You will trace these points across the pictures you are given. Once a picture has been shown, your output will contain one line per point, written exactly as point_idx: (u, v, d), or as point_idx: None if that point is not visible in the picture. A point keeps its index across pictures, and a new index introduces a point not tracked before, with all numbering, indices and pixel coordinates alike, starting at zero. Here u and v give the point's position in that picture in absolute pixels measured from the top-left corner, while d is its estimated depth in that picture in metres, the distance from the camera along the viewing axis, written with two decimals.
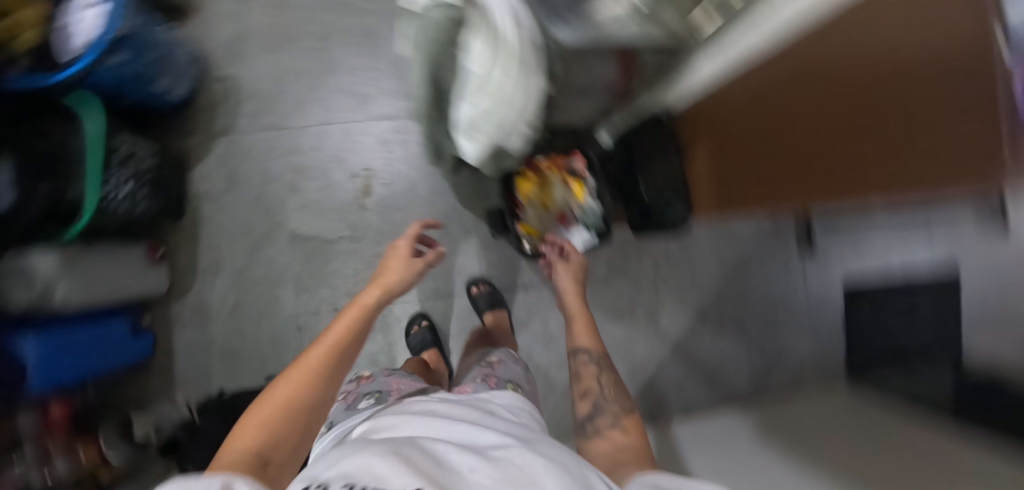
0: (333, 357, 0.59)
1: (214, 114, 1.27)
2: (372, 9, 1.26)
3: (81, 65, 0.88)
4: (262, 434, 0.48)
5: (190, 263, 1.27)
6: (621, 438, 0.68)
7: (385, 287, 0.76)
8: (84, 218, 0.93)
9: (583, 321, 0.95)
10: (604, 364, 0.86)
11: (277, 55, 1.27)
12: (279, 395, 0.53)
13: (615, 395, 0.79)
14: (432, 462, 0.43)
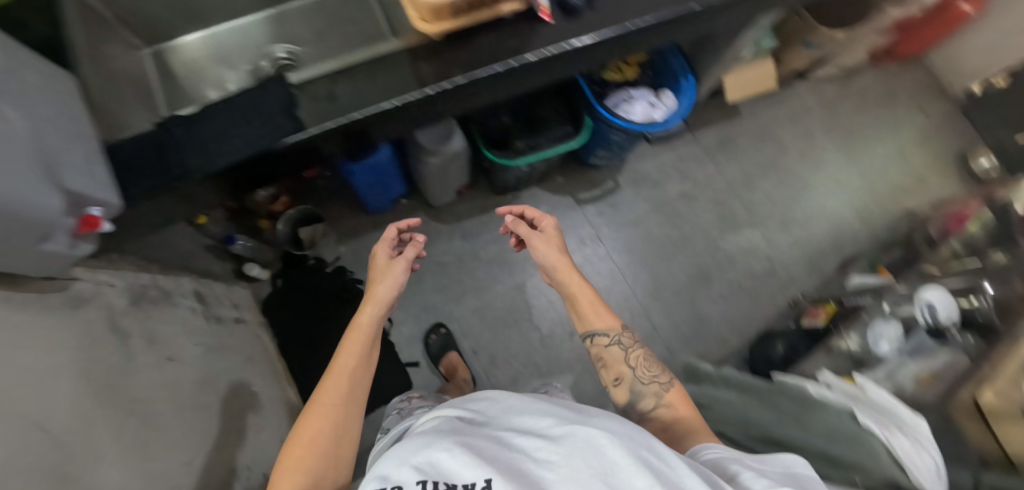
0: (344, 407, 0.59)
1: (588, 183, 1.45)
2: (725, 273, 1.45)
3: (617, 122, 1.13)
4: (302, 476, 0.52)
5: (462, 215, 1.39)
6: (671, 405, 0.71)
7: (377, 302, 0.73)
8: (502, 155, 1.13)
9: (595, 306, 0.83)
10: (629, 341, 0.80)
11: (655, 210, 1.47)
12: (307, 439, 0.55)
13: (672, 421, 0.75)
14: (481, 447, 0.40)
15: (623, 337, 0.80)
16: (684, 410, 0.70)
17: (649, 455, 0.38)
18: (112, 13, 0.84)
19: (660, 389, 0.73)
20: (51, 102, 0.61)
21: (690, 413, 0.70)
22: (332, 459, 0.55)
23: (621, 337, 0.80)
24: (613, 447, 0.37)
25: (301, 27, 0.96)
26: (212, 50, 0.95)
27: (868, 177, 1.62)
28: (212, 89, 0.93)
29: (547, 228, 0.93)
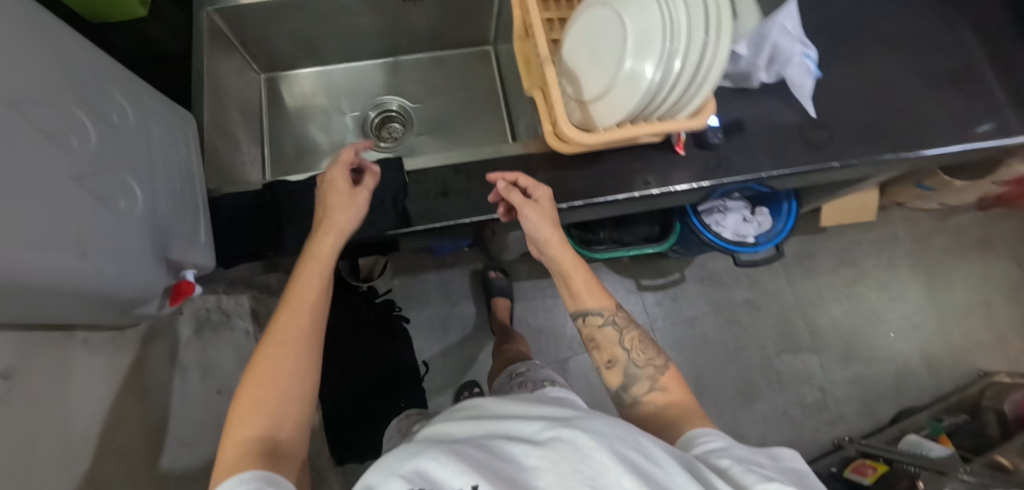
0: (304, 351, 0.49)
1: (651, 270, 1.41)
2: (773, 395, 1.37)
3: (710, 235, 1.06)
4: (262, 416, 0.44)
5: (518, 276, 1.36)
6: (666, 389, 0.59)
7: (332, 235, 0.58)
8: (584, 245, 1.09)
9: (588, 278, 0.65)
10: (624, 319, 0.64)
11: (713, 313, 1.41)
12: (264, 370, 0.46)
13: (642, 351, 0.63)
14: (469, 451, 0.33)
15: (619, 317, 0.64)
16: (684, 396, 0.58)
17: (634, 447, 0.33)
18: (239, 38, 0.81)
19: (656, 371, 0.61)
20: (170, 164, 0.57)
21: (685, 396, 0.58)
22: (293, 380, 0.47)
23: (616, 316, 0.64)
24: (601, 448, 0.32)
25: (418, 83, 0.94)
26: (324, 88, 0.93)
27: (946, 327, 1.50)
28: (318, 131, 0.91)
29: (543, 200, 0.65)
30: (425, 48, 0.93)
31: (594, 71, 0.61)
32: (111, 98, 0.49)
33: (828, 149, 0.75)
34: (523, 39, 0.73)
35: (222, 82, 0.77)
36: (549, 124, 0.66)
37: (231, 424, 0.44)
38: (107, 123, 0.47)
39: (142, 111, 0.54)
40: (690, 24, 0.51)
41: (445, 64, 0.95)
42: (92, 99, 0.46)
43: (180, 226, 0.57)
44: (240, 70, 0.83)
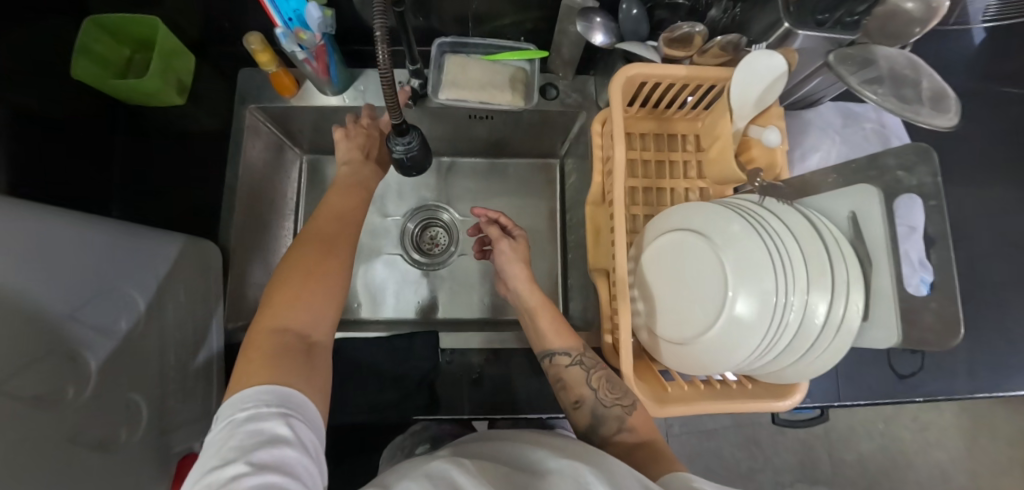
0: (339, 276, 0.44)
1: None
2: None
3: None
4: (294, 312, 0.40)
5: None
6: (636, 430, 0.46)
7: (354, 186, 0.56)
8: None
9: (555, 315, 0.56)
10: (594, 359, 0.52)
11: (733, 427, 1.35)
12: (301, 279, 0.42)
13: (614, 388, 0.49)
14: (476, 465, 0.33)
15: (587, 355, 0.53)
16: (656, 436, 0.46)
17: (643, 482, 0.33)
18: (283, 127, 0.73)
19: (625, 412, 0.47)
20: (188, 338, 0.49)
21: (654, 437, 0.46)
22: (325, 295, 0.43)
23: (586, 354, 0.52)
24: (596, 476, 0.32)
25: (472, 189, 0.86)
26: None
27: (980, 483, 1.40)
28: None
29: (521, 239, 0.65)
30: (485, 153, 0.86)
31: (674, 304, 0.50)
32: (120, 295, 0.41)
33: (919, 383, 0.58)
34: (598, 202, 0.64)
35: (257, 185, 0.69)
36: (609, 332, 0.57)
37: (263, 313, 0.40)
38: (113, 341, 0.39)
39: (159, 287, 0.46)
40: (807, 280, 0.44)
41: (505, 173, 0.87)
42: (95, 316, 0.38)
43: (192, 414, 0.49)
44: (278, 161, 0.75)
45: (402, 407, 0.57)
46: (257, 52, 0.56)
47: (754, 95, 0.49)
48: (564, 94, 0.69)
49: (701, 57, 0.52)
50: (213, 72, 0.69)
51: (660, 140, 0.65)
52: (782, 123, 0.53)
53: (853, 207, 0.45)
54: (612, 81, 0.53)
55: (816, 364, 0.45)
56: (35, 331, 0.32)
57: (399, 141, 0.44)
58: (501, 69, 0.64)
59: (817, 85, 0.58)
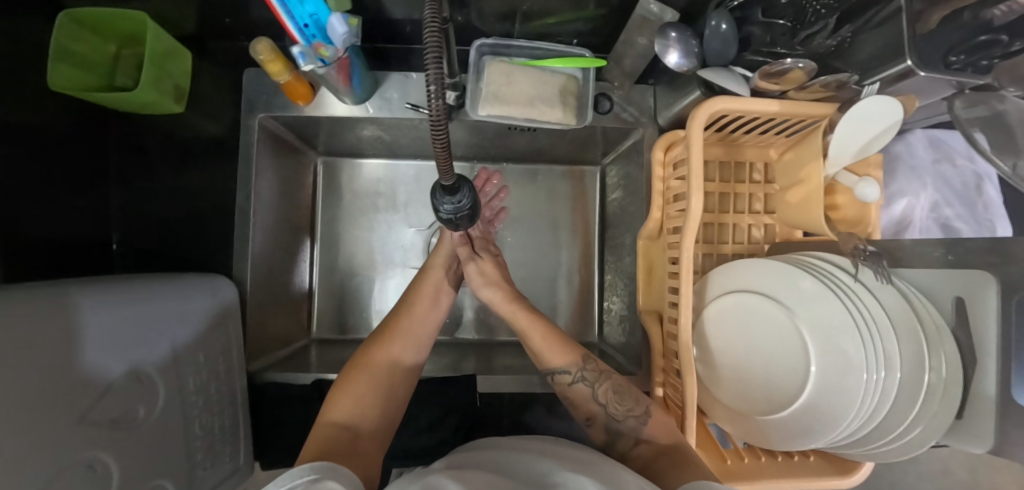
0: (395, 374, 0.46)
1: None
2: None
3: None
4: (354, 402, 0.41)
5: None
6: (656, 439, 0.42)
7: (437, 287, 0.58)
8: None
9: (548, 332, 0.52)
10: (597, 371, 0.49)
11: None
12: (364, 368, 0.44)
13: (616, 397, 0.46)
14: (472, 477, 0.30)
15: (589, 370, 0.49)
16: (679, 440, 0.41)
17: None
18: (297, 134, 0.65)
19: (640, 422, 0.44)
20: (214, 398, 0.45)
21: (677, 440, 0.41)
22: (384, 395, 0.44)
23: (584, 369, 0.49)
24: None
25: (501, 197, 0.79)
26: (392, 183, 0.77)
27: None
28: (371, 241, 0.76)
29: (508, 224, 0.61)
30: (517, 158, 0.78)
31: (739, 374, 0.48)
32: (136, 375, 0.36)
33: None
34: (652, 237, 0.59)
35: (272, 201, 0.62)
36: (662, 384, 0.55)
37: (328, 403, 0.41)
38: (134, 432, 0.35)
39: (177, 354, 0.41)
40: (900, 352, 0.41)
41: (535, 179, 0.80)
42: (111, 409, 0.34)
43: (221, 475, 0.46)
44: (292, 169, 0.68)
45: (440, 452, 0.55)
46: (267, 62, 0.48)
47: (857, 144, 0.44)
48: (619, 106, 0.60)
49: (799, 92, 0.46)
50: (216, 69, 0.60)
51: (725, 168, 0.58)
52: (880, 173, 0.48)
53: (960, 294, 0.40)
54: (691, 115, 0.46)
55: (890, 453, 0.44)
56: (46, 455, 0.28)
57: (448, 200, 0.40)
58: (551, 79, 0.55)
59: (914, 115, 0.51)
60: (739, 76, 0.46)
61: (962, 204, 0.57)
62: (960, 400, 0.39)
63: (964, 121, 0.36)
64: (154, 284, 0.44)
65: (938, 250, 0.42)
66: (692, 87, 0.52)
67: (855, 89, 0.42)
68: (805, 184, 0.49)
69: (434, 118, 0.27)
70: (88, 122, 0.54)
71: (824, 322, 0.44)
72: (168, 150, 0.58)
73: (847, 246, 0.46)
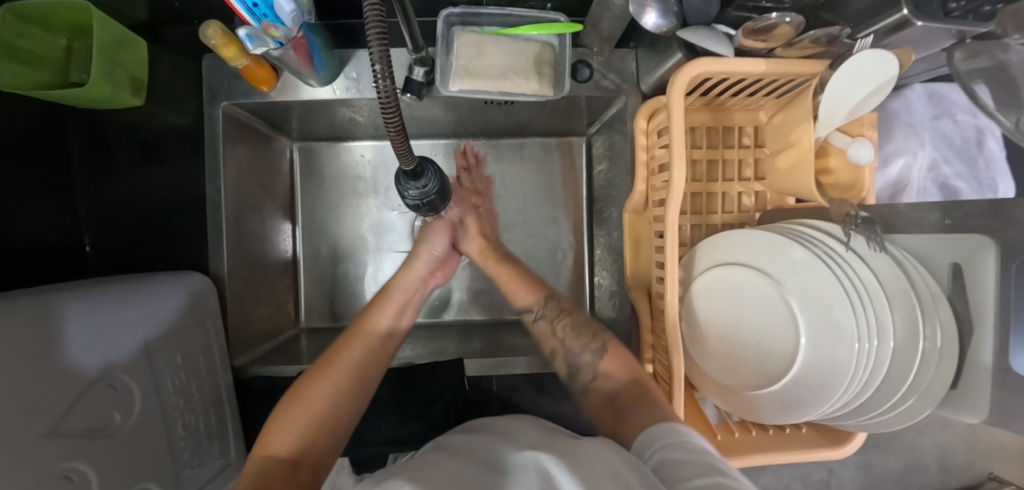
0: (347, 390, 0.45)
1: None
2: None
3: None
4: (292, 433, 0.40)
5: None
6: (612, 374, 0.46)
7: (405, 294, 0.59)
8: None
9: (519, 273, 0.60)
10: (556, 309, 0.55)
11: None
12: (305, 397, 0.43)
13: (576, 329, 0.52)
14: (432, 475, 0.27)
15: (549, 307, 0.56)
16: (636, 374, 0.44)
17: (637, 477, 0.26)
18: (269, 121, 0.63)
19: (595, 357, 0.48)
20: (194, 398, 0.49)
21: (635, 375, 0.44)
22: (328, 422, 0.42)
23: (546, 306, 0.55)
24: (572, 478, 0.25)
25: (486, 176, 0.77)
26: (373, 168, 0.74)
27: None
28: (354, 227, 0.74)
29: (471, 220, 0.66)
30: (500, 133, 0.75)
31: (728, 348, 0.47)
32: (109, 382, 0.39)
33: None
34: (638, 211, 0.56)
35: (246, 196, 0.61)
36: (650, 360, 0.54)
37: (270, 433, 0.40)
38: (109, 437, 0.37)
39: (151, 358, 0.44)
40: (892, 319, 0.40)
41: (521, 153, 0.77)
42: (84, 418, 0.36)
43: (213, 470, 0.51)
44: (265, 158, 0.66)
45: (429, 437, 0.58)
46: (220, 47, 0.45)
47: (850, 103, 0.41)
48: (599, 74, 0.57)
49: (786, 49, 0.43)
50: (176, 56, 0.57)
51: (713, 134, 0.55)
52: (874, 133, 0.46)
53: (958, 260, 0.38)
54: (671, 80, 0.43)
55: (885, 424, 0.43)
56: (22, 468, 0.30)
57: (412, 184, 0.38)
58: (524, 48, 0.52)
59: (912, 69, 0.49)
60: (721, 35, 0.43)
61: (963, 161, 0.55)
62: (955, 368, 0.38)
63: (964, 74, 0.36)
64: (125, 289, 0.45)
65: (937, 214, 0.39)
66: (673, 50, 0.49)
67: (848, 43, 0.40)
68: (795, 148, 0.46)
69: (383, 99, 0.25)
70: (47, 121, 0.53)
71: (813, 293, 0.43)
72: (132, 146, 0.57)
73: (839, 213, 0.43)
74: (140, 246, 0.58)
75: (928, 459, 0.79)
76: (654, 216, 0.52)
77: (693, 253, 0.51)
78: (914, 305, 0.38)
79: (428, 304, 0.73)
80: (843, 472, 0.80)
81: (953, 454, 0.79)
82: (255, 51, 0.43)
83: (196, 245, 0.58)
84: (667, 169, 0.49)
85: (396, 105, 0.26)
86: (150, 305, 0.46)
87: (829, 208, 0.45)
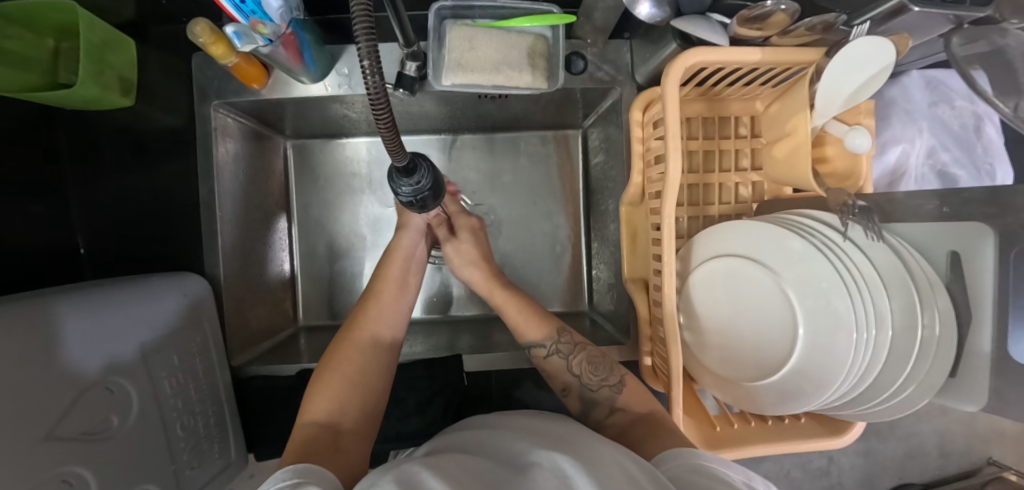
0: (377, 362, 0.46)
1: None
2: None
3: None
4: (330, 399, 0.41)
5: None
6: (629, 408, 0.44)
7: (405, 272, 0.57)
8: None
9: (523, 305, 0.55)
10: (571, 344, 0.51)
11: None
12: (335, 369, 0.44)
13: (591, 368, 0.48)
14: (441, 468, 0.28)
15: (563, 343, 0.51)
16: (655, 408, 0.43)
17: (650, 480, 0.27)
18: (261, 119, 0.62)
19: (613, 391, 0.46)
20: (193, 399, 0.49)
21: (653, 409, 0.43)
22: (363, 391, 0.43)
23: (561, 341, 0.51)
24: (587, 477, 0.25)
25: (482, 170, 0.76)
26: (368, 165, 0.74)
27: None
28: (351, 225, 0.74)
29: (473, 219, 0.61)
30: (496, 127, 0.74)
31: (725, 339, 0.47)
32: (106, 386, 0.39)
33: None
34: (635, 203, 0.56)
35: (240, 195, 0.60)
36: (649, 353, 0.54)
37: (304, 405, 0.41)
38: (107, 441, 0.37)
39: (149, 359, 0.44)
40: (894, 308, 0.39)
41: (518, 147, 0.76)
42: (81, 422, 0.36)
43: (212, 471, 0.51)
44: (259, 157, 0.65)
45: (429, 433, 0.59)
46: (209, 45, 0.45)
47: (846, 91, 0.41)
48: (593, 66, 0.57)
49: (783, 37, 0.43)
50: (163, 56, 0.56)
51: (709, 124, 0.54)
52: (871, 122, 0.45)
53: (956, 248, 0.38)
54: (666, 70, 0.43)
55: (885, 413, 0.43)
56: (20, 475, 0.30)
57: (404, 182, 0.38)
58: (517, 41, 0.51)
59: (909, 57, 0.49)
60: (716, 25, 0.42)
61: (960, 147, 0.54)
62: (954, 356, 0.38)
63: (962, 60, 0.36)
64: (123, 293, 0.45)
65: (934, 202, 0.39)
66: (667, 40, 0.48)
67: (844, 30, 0.40)
68: (792, 138, 0.46)
69: (372, 95, 0.24)
70: (34, 124, 0.52)
71: (811, 284, 0.42)
72: (121, 147, 0.56)
73: (835, 203, 0.43)
74: (133, 247, 0.58)
75: (927, 445, 0.80)
76: (650, 208, 0.52)
77: (691, 245, 0.50)
78: (913, 293, 0.38)
79: (426, 300, 0.73)
80: (842, 458, 0.81)
81: (952, 440, 0.80)
82: (244, 49, 0.44)
83: (191, 246, 0.58)
84: (663, 160, 0.49)
85: (386, 102, 0.25)
86: (147, 309, 0.46)
87: (826, 197, 0.44)
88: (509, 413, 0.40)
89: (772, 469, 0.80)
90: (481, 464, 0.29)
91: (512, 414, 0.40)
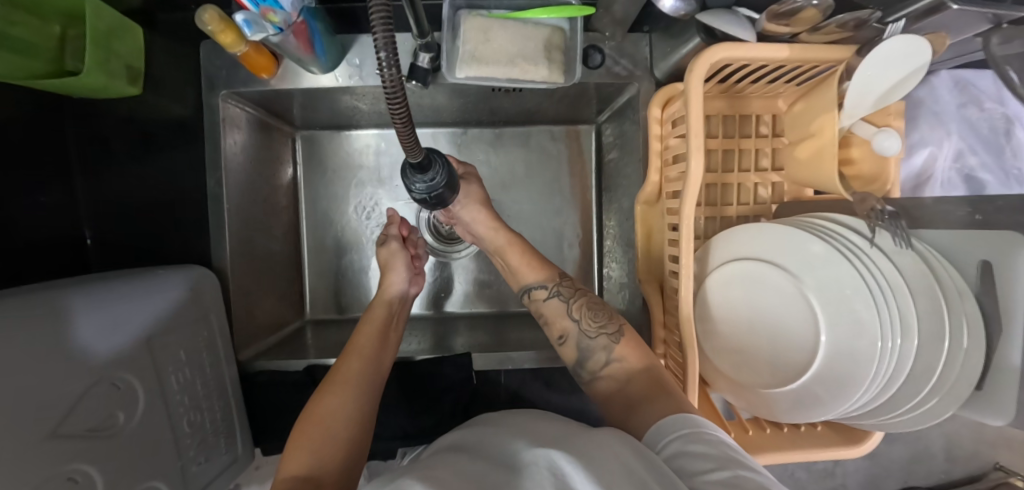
0: (361, 409, 0.40)
1: None
2: None
3: None
4: (312, 448, 0.36)
5: None
6: (625, 360, 0.44)
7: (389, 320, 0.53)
8: None
9: (525, 250, 0.54)
10: (573, 289, 0.50)
11: None
12: (315, 419, 0.38)
13: (591, 316, 0.47)
14: (451, 474, 0.27)
15: (564, 286, 0.50)
16: (651, 363, 0.43)
17: (654, 478, 0.26)
18: (269, 109, 0.61)
19: (610, 340, 0.45)
20: (200, 394, 0.49)
21: (649, 363, 0.43)
22: (347, 437, 0.38)
23: (562, 284, 0.50)
24: (584, 474, 0.25)
25: (490, 165, 0.75)
26: (376, 157, 0.73)
27: None
28: (358, 218, 0.73)
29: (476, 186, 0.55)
30: (507, 120, 0.73)
31: (743, 345, 0.46)
32: (112, 382, 0.38)
33: None
34: (650, 202, 0.55)
35: (247, 186, 0.59)
36: (663, 356, 0.53)
37: (285, 458, 0.36)
38: (112, 438, 0.37)
39: (155, 354, 0.43)
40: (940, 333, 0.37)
41: (529, 142, 0.75)
42: (86, 418, 0.35)
43: (218, 467, 0.51)
44: (268, 148, 0.64)
45: (436, 431, 0.58)
46: (218, 33, 0.43)
47: (885, 85, 0.39)
48: (611, 60, 0.55)
49: (811, 34, 0.41)
50: (171, 44, 0.55)
51: (729, 122, 0.53)
52: (901, 123, 0.44)
53: (988, 258, 0.36)
54: (689, 67, 0.41)
55: (909, 424, 0.42)
56: (22, 475, 0.29)
57: (418, 178, 0.37)
58: (533, 33, 0.49)
59: (939, 57, 0.47)
60: (744, 19, 0.41)
61: (988, 150, 0.53)
62: (981, 369, 0.37)
63: (1001, 60, 0.35)
64: (126, 285, 0.45)
65: (965, 209, 0.38)
66: (691, 34, 0.47)
67: (877, 27, 0.38)
68: (817, 138, 0.44)
69: (389, 89, 0.23)
70: (38, 113, 0.51)
71: (846, 304, 0.41)
72: (129, 137, 0.56)
73: (864, 207, 0.41)
74: (140, 239, 0.57)
75: (933, 449, 0.79)
76: (667, 209, 0.51)
77: (708, 247, 0.49)
78: (940, 301, 0.37)
79: (433, 296, 0.72)
80: (847, 461, 0.80)
81: (958, 443, 0.79)
82: (254, 38, 0.42)
83: (199, 238, 0.57)
84: (683, 159, 0.48)
85: (402, 95, 0.24)
86: (153, 299, 0.45)
87: (852, 201, 0.43)
88: (518, 410, 0.39)
89: (777, 471, 0.80)
90: (492, 469, 0.28)
91: (520, 412, 0.39)
